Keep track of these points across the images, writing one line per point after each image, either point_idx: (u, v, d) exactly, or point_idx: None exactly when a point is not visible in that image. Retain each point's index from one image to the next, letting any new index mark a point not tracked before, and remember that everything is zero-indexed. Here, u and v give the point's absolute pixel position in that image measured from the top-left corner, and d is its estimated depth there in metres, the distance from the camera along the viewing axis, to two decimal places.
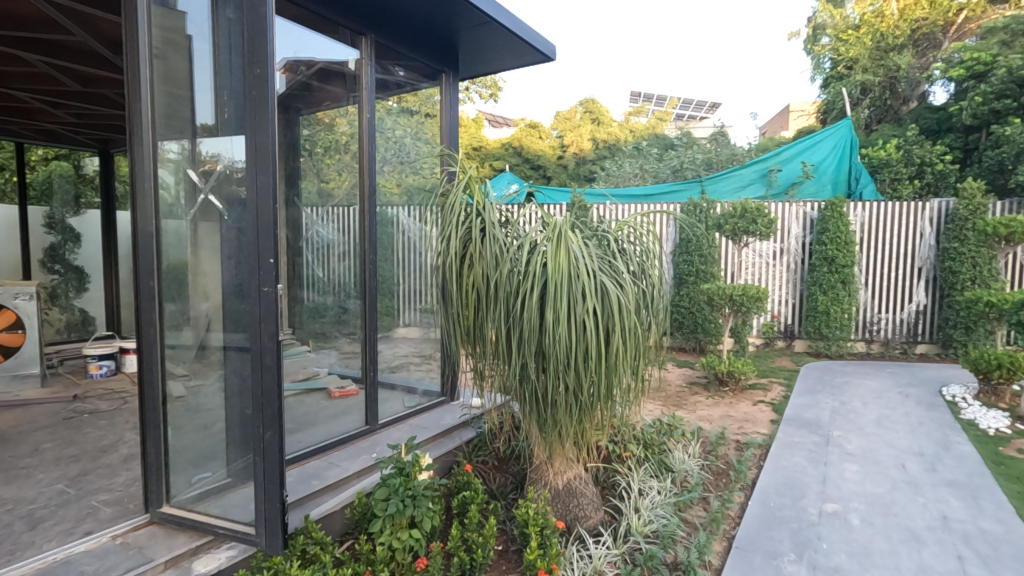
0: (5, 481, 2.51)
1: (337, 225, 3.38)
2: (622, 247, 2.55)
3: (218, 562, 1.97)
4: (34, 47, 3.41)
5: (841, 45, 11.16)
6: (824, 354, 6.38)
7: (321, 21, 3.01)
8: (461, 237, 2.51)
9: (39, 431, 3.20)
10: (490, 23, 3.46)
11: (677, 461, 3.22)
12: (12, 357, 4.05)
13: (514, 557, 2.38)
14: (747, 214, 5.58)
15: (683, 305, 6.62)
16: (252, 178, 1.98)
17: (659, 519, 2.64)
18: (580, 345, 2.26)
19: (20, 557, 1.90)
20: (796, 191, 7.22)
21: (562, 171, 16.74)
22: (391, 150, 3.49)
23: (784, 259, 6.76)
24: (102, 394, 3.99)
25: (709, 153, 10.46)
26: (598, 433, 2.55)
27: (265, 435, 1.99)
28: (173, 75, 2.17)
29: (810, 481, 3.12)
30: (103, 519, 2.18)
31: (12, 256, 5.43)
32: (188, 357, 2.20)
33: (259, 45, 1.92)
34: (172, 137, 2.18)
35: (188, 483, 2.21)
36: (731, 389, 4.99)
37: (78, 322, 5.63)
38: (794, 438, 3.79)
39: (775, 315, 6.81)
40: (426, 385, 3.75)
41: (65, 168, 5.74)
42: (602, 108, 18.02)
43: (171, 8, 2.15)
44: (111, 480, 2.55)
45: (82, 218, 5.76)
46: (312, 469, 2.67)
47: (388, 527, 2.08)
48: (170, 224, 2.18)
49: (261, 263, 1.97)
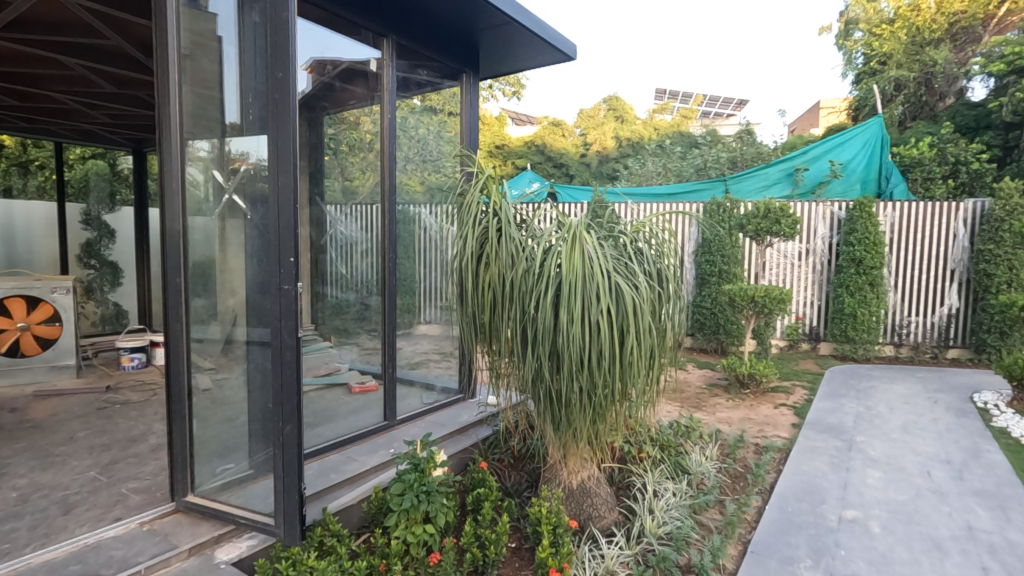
0: (42, 468, 2.63)
1: (362, 223, 3.38)
2: (639, 247, 2.54)
3: (239, 551, 2.03)
4: (71, 51, 3.56)
5: (874, 40, 10.86)
6: (851, 358, 6.26)
7: (342, 21, 3.05)
8: (478, 237, 2.54)
9: (73, 420, 3.34)
10: (510, 23, 3.47)
11: (694, 463, 3.20)
12: (50, 348, 4.22)
13: (527, 555, 2.40)
14: (770, 214, 5.49)
15: (705, 306, 6.55)
16: (274, 178, 2.03)
17: (674, 521, 2.63)
18: (594, 346, 2.26)
19: (55, 540, 1.99)
20: (824, 190, 7.05)
21: (584, 169, 16.53)
22: (414, 149, 3.55)
23: (810, 260, 6.62)
24: (133, 385, 4.14)
25: (734, 151, 10.26)
26: (614, 434, 2.56)
27: (285, 429, 2.04)
28: (201, 76, 2.23)
29: (830, 487, 3.07)
30: (132, 506, 2.27)
31: (50, 251, 5.64)
32: (215, 350, 2.27)
33: (281, 48, 1.97)
34: (200, 136, 2.26)
35: (213, 473, 2.28)
36: (752, 392, 4.92)
37: (111, 315, 5.83)
38: (816, 443, 3.73)
39: (800, 317, 6.68)
40: (443, 382, 3.80)
41: (101, 166, 5.94)
42: (626, 106, 17.87)
43: (199, 10, 2.21)
44: (141, 469, 2.64)
45: (116, 214, 5.96)
46: (331, 463, 2.73)
47: (402, 521, 2.13)
48: (196, 221, 2.25)
49: (282, 262, 2.02)
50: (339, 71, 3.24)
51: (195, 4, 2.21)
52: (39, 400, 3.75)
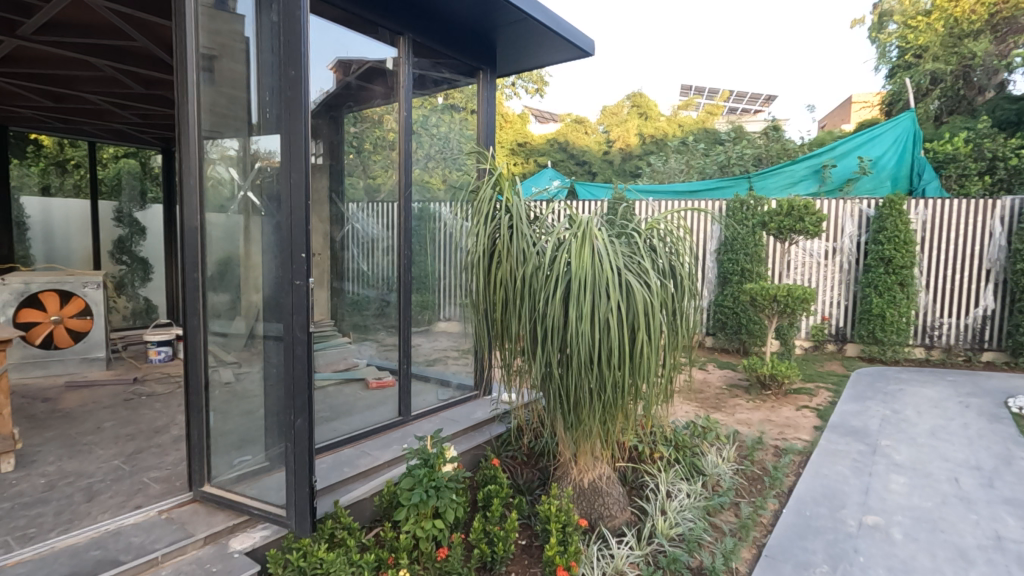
0: (70, 456, 2.73)
1: (385, 219, 3.36)
2: (652, 244, 2.52)
3: (253, 541, 2.07)
4: (102, 54, 3.68)
5: (909, 33, 10.53)
6: (879, 360, 6.10)
7: (360, 21, 3.08)
8: (490, 234, 2.53)
9: (101, 410, 3.46)
10: (526, 19, 3.45)
11: (710, 464, 3.16)
12: (82, 341, 4.37)
13: (536, 552, 2.40)
14: (793, 212, 5.33)
15: (726, 305, 6.46)
16: (287, 175, 2.07)
17: (686, 522, 2.61)
18: (603, 344, 2.25)
19: (78, 526, 2.06)
20: (852, 187, 6.85)
21: (607, 166, 16.28)
22: (435, 146, 3.62)
23: (837, 259, 6.45)
24: (159, 378, 4.26)
25: (759, 147, 10.04)
26: (626, 433, 2.54)
27: (296, 422, 2.08)
28: (219, 76, 2.28)
29: (851, 492, 2.99)
30: (151, 494, 2.34)
31: (84, 247, 5.82)
32: (237, 345, 2.31)
33: (294, 47, 2.01)
34: (218, 134, 2.31)
35: (229, 465, 2.33)
36: (773, 394, 4.83)
37: (142, 310, 6.05)
38: (838, 446, 3.64)
39: (825, 317, 6.53)
40: (459, 378, 3.82)
41: (133, 165, 6.16)
42: (651, 103, 17.66)
43: (217, 11, 2.25)
44: (162, 459, 2.72)
45: (146, 212, 6.19)
46: (345, 457, 2.77)
47: (412, 516, 2.15)
48: (214, 218, 2.30)
49: (294, 258, 2.06)
50: (363, 69, 3.27)
51: (224, 6, 2.25)
52: (70, 390, 3.89)
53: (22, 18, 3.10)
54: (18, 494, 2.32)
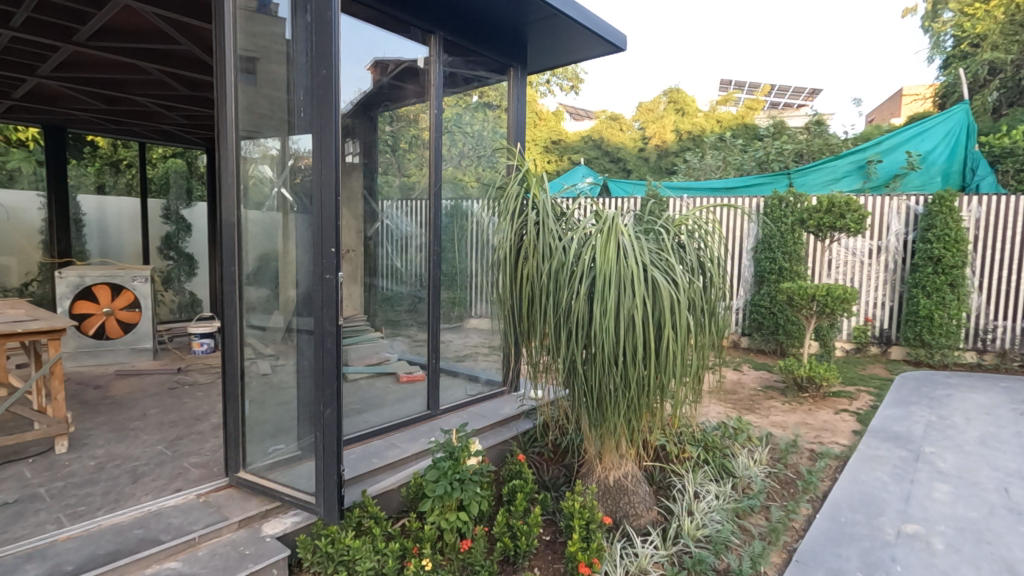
0: (118, 440, 2.88)
1: (419, 217, 3.39)
2: (681, 240, 2.48)
3: (284, 526, 2.15)
4: (150, 58, 3.85)
5: (965, 21, 10.04)
6: (925, 363, 5.87)
7: (392, 20, 3.14)
8: (517, 230, 2.54)
9: (147, 398, 3.63)
10: (556, 15, 3.43)
11: (741, 466, 3.11)
12: (130, 332, 4.59)
13: (560, 548, 2.41)
14: (834, 209, 5.15)
15: (763, 305, 6.29)
16: (317, 170, 2.13)
17: (713, 524, 2.58)
18: (628, 340, 2.23)
19: (123, 505, 2.18)
20: (899, 184, 6.59)
21: (643, 163, 15.96)
22: (468, 144, 3.67)
23: (881, 258, 6.20)
24: (201, 368, 4.45)
25: (800, 143, 9.76)
26: (653, 432, 2.52)
27: (325, 413, 2.14)
28: (256, 76, 2.36)
29: (890, 499, 2.88)
30: (191, 479, 2.44)
31: (134, 242, 6.09)
32: (275, 338, 2.39)
33: (325, 47, 2.07)
34: (255, 133, 2.39)
35: (264, 452, 2.41)
36: (811, 396, 4.68)
37: (187, 303, 6.33)
38: (878, 451, 3.51)
39: (868, 318, 6.30)
40: (488, 374, 3.86)
41: (180, 164, 6.45)
42: (689, 99, 16.88)
43: (255, 14, 2.33)
44: (201, 445, 2.84)
45: (192, 210, 6.48)
46: (373, 448, 2.83)
47: (437, 507, 2.18)
48: (253, 214, 2.38)
49: (324, 253, 2.12)
50: (399, 69, 3.30)
51: (264, 10, 2.32)
52: (119, 378, 4.10)
53: (77, 25, 3.29)
54: (71, 474, 2.47)
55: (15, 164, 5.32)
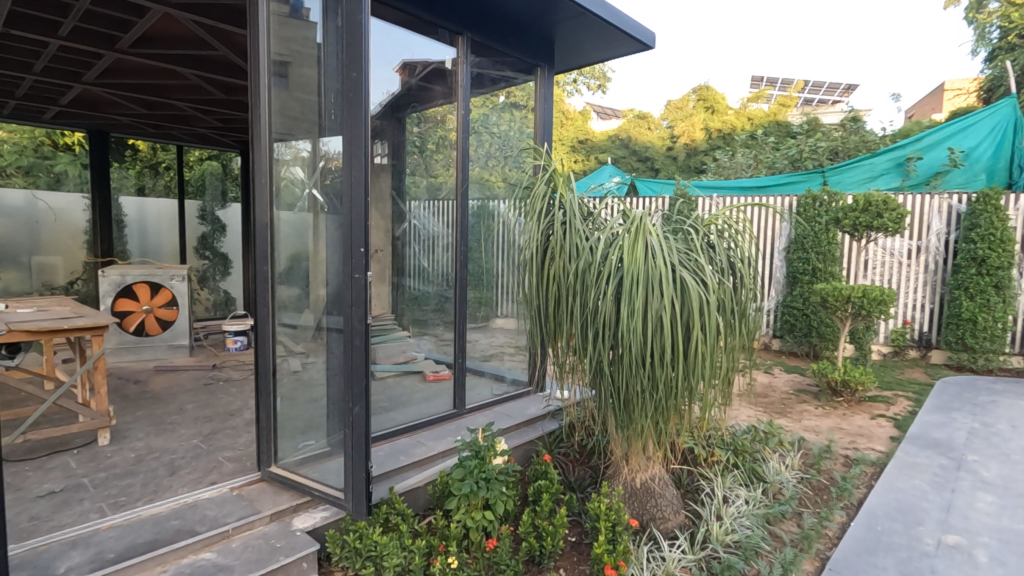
0: (156, 433, 2.98)
1: (446, 217, 3.41)
2: (710, 240, 2.44)
3: (313, 521, 2.19)
4: (188, 63, 3.96)
5: (1013, 11, 9.64)
6: (968, 368, 5.63)
7: (420, 22, 3.17)
8: (543, 230, 2.53)
9: (184, 393, 3.75)
10: (584, 14, 3.41)
11: (771, 471, 3.05)
12: (169, 329, 4.75)
13: (586, 550, 2.40)
14: (871, 207, 4.99)
15: (795, 306, 6.14)
16: (347, 172, 2.16)
17: (743, 530, 2.54)
18: (655, 341, 2.21)
19: (161, 497, 2.25)
20: (941, 180, 6.31)
21: (671, 162, 15.70)
22: (495, 145, 3.68)
23: (921, 259, 5.98)
24: (235, 365, 4.57)
25: (835, 140, 9.51)
26: (681, 434, 2.48)
27: (354, 410, 2.17)
28: (290, 80, 2.42)
29: (929, 508, 2.77)
30: (225, 472, 2.51)
31: (172, 243, 6.28)
32: (306, 336, 2.44)
33: (355, 50, 2.10)
34: (287, 135, 2.44)
35: (295, 448, 2.47)
36: (846, 401, 4.54)
37: (222, 302, 6.54)
38: (917, 458, 3.39)
39: (907, 320, 6.10)
40: (514, 374, 3.86)
41: (215, 167, 6.63)
42: (718, 95, 16.10)
43: (288, 19, 2.38)
44: (235, 440, 2.91)
45: (227, 210, 6.66)
46: (401, 446, 2.87)
47: (463, 506, 2.19)
48: (285, 215, 2.44)
49: (353, 253, 2.16)
50: (427, 71, 3.34)
51: (296, 14, 2.37)
52: (158, 373, 4.25)
53: (120, 33, 3.41)
54: (112, 465, 2.56)
55: (61, 168, 5.65)
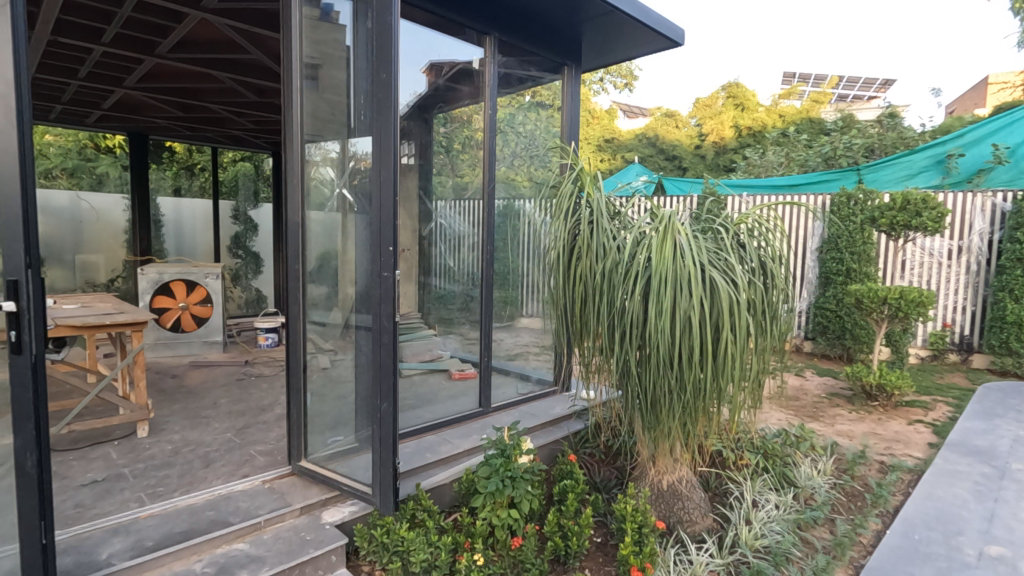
0: (192, 426, 3.08)
1: (472, 217, 3.43)
2: (741, 240, 2.40)
3: (342, 515, 2.23)
4: (223, 67, 4.06)
5: None
6: (1013, 374, 5.40)
7: (448, 23, 3.20)
8: (570, 230, 2.52)
9: (218, 388, 3.85)
10: (611, 12, 3.39)
11: (803, 476, 2.99)
12: (203, 326, 4.89)
13: (611, 551, 2.39)
14: (909, 206, 4.83)
15: (828, 307, 5.99)
16: (376, 172, 2.20)
17: (773, 535, 2.49)
18: (684, 341, 2.19)
19: (197, 488, 2.32)
20: (983, 179, 6.08)
21: (699, 161, 15.48)
22: (521, 144, 3.68)
23: (962, 259, 5.76)
24: (266, 361, 4.67)
25: (871, 137, 9.24)
26: (711, 436, 2.45)
27: (382, 406, 2.20)
28: (322, 82, 2.46)
29: (970, 518, 2.67)
30: (258, 465, 2.58)
31: (207, 242, 6.45)
32: (334, 333, 2.48)
33: (385, 52, 2.13)
34: (317, 136, 2.48)
35: (324, 443, 2.51)
36: (881, 405, 4.41)
37: (253, 299, 6.72)
38: (958, 466, 3.27)
39: (946, 323, 5.89)
40: (540, 373, 3.86)
41: (248, 168, 6.77)
42: (749, 91, 15.66)
43: (320, 23, 2.42)
44: (266, 434, 2.99)
45: (259, 210, 6.78)
46: (427, 443, 2.90)
47: (488, 504, 2.21)
48: (315, 215, 2.48)
49: (382, 251, 2.18)
50: (454, 71, 3.36)
51: (326, 18, 2.42)
52: (193, 368, 4.38)
53: (159, 39, 3.52)
54: (151, 456, 2.66)
55: (103, 169, 5.87)
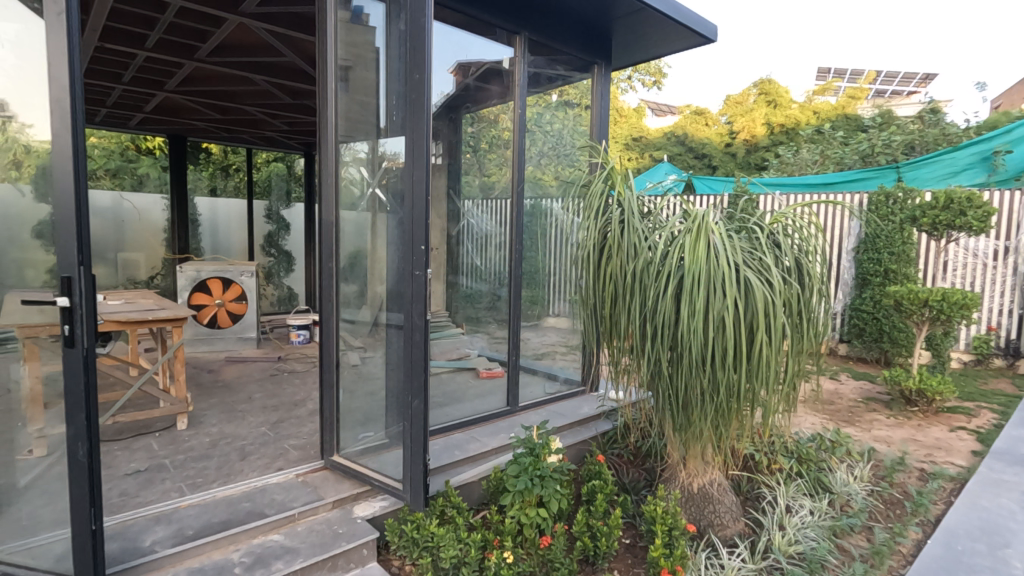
0: (228, 420, 3.17)
1: (500, 216, 3.43)
2: (776, 239, 2.35)
3: (373, 509, 2.27)
4: (258, 69, 4.16)
5: None
6: None
7: (478, 23, 3.21)
8: (600, 228, 2.50)
9: (252, 383, 3.96)
10: (643, 9, 3.36)
11: (839, 482, 2.92)
12: (238, 322, 5.01)
13: (641, 553, 2.37)
14: (953, 205, 4.65)
15: (865, 309, 5.82)
16: (409, 171, 2.22)
17: (808, 541, 2.44)
18: (717, 342, 2.15)
19: (234, 479, 2.39)
20: None
21: (730, 159, 15.20)
22: (549, 143, 3.66)
23: (1010, 260, 5.53)
24: (298, 358, 4.77)
25: (911, 133, 8.92)
26: (743, 439, 2.41)
27: (413, 403, 2.23)
28: (355, 83, 2.50)
29: (1017, 529, 2.56)
30: (291, 459, 2.64)
31: (241, 241, 6.65)
32: (364, 331, 2.52)
33: (418, 53, 2.15)
34: (350, 136, 2.52)
35: (355, 439, 2.55)
36: (921, 411, 4.27)
37: (285, 297, 6.87)
38: (1004, 475, 3.13)
39: (991, 327, 5.66)
40: (567, 373, 3.85)
41: (281, 168, 6.88)
42: (782, 90, 15.30)
43: (355, 25, 2.46)
44: (299, 429, 3.05)
45: (291, 210, 6.92)
46: (455, 441, 2.93)
47: (517, 502, 2.22)
48: (347, 215, 2.52)
49: (414, 249, 2.21)
50: (482, 70, 3.36)
51: (358, 20, 2.46)
52: (229, 364, 4.50)
53: (199, 43, 3.63)
54: (190, 448, 2.74)
55: (144, 171, 6.07)
